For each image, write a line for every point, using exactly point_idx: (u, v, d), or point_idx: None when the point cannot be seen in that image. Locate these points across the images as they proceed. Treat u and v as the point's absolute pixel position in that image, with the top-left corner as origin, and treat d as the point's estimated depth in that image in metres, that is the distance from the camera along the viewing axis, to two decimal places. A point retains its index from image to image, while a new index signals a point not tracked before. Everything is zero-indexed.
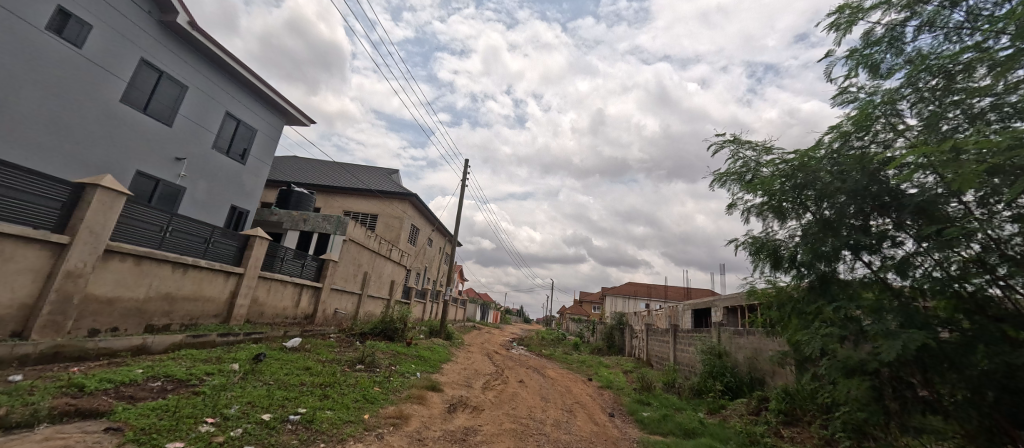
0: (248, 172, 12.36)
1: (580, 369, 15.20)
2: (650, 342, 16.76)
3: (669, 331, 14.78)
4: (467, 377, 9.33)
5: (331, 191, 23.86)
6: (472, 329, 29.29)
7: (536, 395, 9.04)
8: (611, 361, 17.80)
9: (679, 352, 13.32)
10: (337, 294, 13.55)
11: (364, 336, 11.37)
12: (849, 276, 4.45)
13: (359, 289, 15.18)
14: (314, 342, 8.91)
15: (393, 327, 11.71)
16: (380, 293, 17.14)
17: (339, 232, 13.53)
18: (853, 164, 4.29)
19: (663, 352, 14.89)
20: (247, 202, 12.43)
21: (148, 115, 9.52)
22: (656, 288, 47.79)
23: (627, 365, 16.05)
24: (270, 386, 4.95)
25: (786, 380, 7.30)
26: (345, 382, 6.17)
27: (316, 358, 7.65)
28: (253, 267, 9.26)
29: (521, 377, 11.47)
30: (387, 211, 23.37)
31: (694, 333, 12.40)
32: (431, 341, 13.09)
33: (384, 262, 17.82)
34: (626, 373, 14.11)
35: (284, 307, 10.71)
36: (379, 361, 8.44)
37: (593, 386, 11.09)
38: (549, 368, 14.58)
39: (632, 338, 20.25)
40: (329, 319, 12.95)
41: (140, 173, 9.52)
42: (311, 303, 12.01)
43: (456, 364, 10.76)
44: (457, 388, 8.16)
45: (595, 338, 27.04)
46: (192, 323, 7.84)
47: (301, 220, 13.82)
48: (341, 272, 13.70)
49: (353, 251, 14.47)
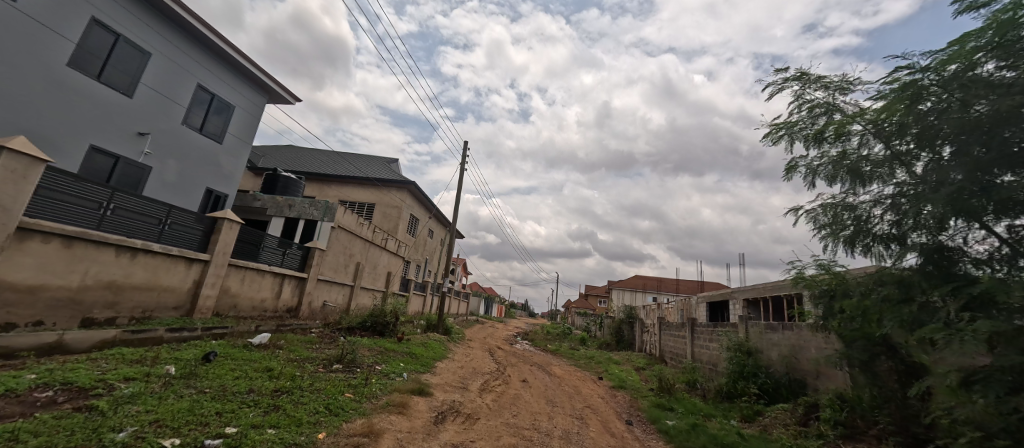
0: (226, 152, 11.29)
1: (588, 366, 14.14)
2: (664, 337, 15.65)
3: (685, 325, 13.64)
4: (464, 378, 8.27)
5: (326, 180, 22.84)
6: (475, 323, 28.32)
7: (542, 399, 7.95)
8: (621, 357, 16.74)
9: (698, 349, 12.18)
10: (325, 286, 12.52)
11: (352, 331, 10.34)
12: (966, 251, 3.39)
13: (351, 281, 14.15)
14: (289, 339, 7.86)
15: (384, 322, 10.65)
16: (374, 285, 16.11)
17: (327, 218, 12.46)
18: (971, 98, 3.17)
19: (679, 349, 13.77)
20: (226, 185, 11.36)
21: (104, 84, 8.46)
22: (664, 281, 46.55)
23: (638, 362, 14.96)
24: (202, 396, 3.92)
25: (839, 384, 6.14)
26: (310, 387, 5.11)
27: (285, 357, 6.60)
28: (222, 253, 8.18)
29: (525, 376, 10.38)
30: (384, 200, 22.31)
31: (715, 328, 11.26)
32: (428, 336, 12.05)
33: (380, 252, 16.77)
34: (639, 371, 13.05)
35: (261, 300, 9.66)
36: (362, 360, 7.41)
37: (605, 386, 10.01)
38: (556, 365, 13.49)
39: (643, 333, 19.14)
40: (316, 312, 11.93)
41: (96, 149, 8.48)
42: (294, 295, 10.97)
43: (453, 361, 9.71)
44: (451, 390, 7.11)
45: (603, 333, 25.96)
46: (144, 316, 6.78)
47: (286, 206, 12.77)
48: (329, 262, 12.66)
49: (343, 241, 13.42)
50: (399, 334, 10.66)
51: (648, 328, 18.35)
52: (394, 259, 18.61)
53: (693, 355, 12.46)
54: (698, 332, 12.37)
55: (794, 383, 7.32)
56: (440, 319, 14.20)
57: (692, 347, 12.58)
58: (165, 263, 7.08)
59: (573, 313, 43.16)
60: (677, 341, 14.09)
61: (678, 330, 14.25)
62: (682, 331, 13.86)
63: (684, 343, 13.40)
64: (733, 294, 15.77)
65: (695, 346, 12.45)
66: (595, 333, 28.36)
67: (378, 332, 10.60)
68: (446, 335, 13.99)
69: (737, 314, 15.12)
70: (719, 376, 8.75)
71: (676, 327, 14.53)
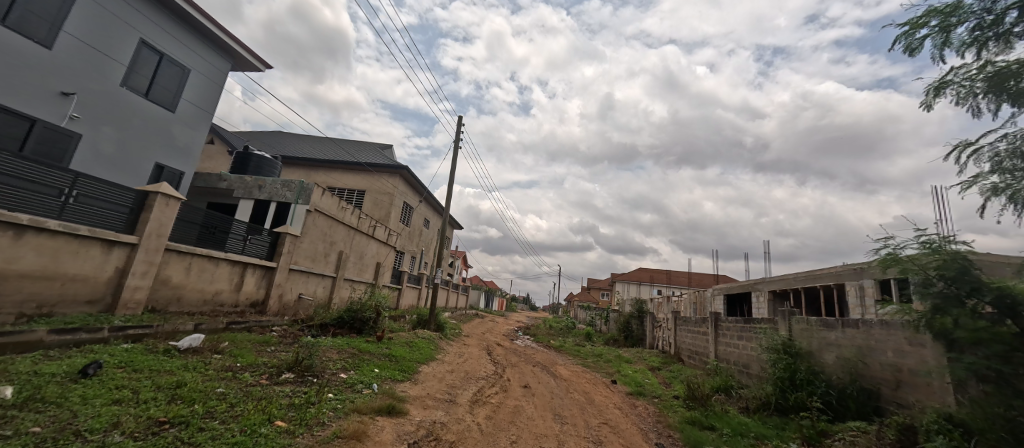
0: (180, 122, 9.76)
1: (597, 366, 12.70)
2: (680, 334, 14.18)
3: (706, 321, 12.13)
4: (454, 387, 6.78)
5: (313, 165, 21.28)
6: (473, 317, 26.93)
7: (548, 413, 6.49)
8: (632, 355, 15.27)
9: (724, 348, 10.71)
10: (301, 277, 11.02)
11: (326, 329, 8.88)
12: None
13: (333, 272, 12.67)
14: (235, 340, 6.39)
15: (363, 318, 9.17)
16: (361, 277, 14.64)
17: (303, 201, 10.96)
18: None
19: (699, 347, 12.32)
20: (180, 161, 9.84)
21: (12, 29, 6.96)
22: (670, 273, 45.10)
23: (652, 361, 13.51)
24: (8, 444, 2.48)
25: (944, 403, 4.64)
26: (222, 413, 3.64)
27: (217, 366, 5.14)
28: (156, 235, 6.70)
29: (527, 381, 8.92)
30: (376, 187, 20.76)
31: (747, 324, 9.76)
32: (415, 334, 10.58)
33: (367, 241, 15.26)
34: (655, 372, 11.59)
35: (216, 291, 8.17)
36: (323, 368, 5.95)
37: (621, 392, 8.55)
38: (561, 366, 12.06)
39: (654, 328, 17.69)
40: (289, 307, 10.44)
41: (4, 108, 7.01)
42: (261, 287, 9.46)
43: (443, 365, 8.24)
44: (434, 406, 5.61)
45: (609, 328, 24.51)
46: (41, 312, 5.34)
47: (256, 187, 11.22)
48: (305, 251, 11.15)
49: (322, 226, 11.90)
50: (381, 332, 9.19)
51: (660, 323, 16.93)
52: (384, 249, 17.11)
53: (718, 354, 11.00)
54: (724, 328, 10.89)
55: (863, 394, 5.86)
56: (433, 314, 12.75)
57: (717, 346, 11.11)
58: (71, 246, 5.60)
59: (576, 306, 41.73)
60: (696, 338, 12.63)
61: (696, 326, 12.79)
62: (701, 327, 12.45)
63: (705, 340, 11.93)
64: (755, 285, 14.39)
65: (720, 344, 10.97)
66: (600, 327, 26.89)
67: (356, 330, 9.13)
68: (438, 332, 12.54)
69: (762, 307, 13.72)
70: (761, 383, 7.29)
71: (694, 321, 13.07)
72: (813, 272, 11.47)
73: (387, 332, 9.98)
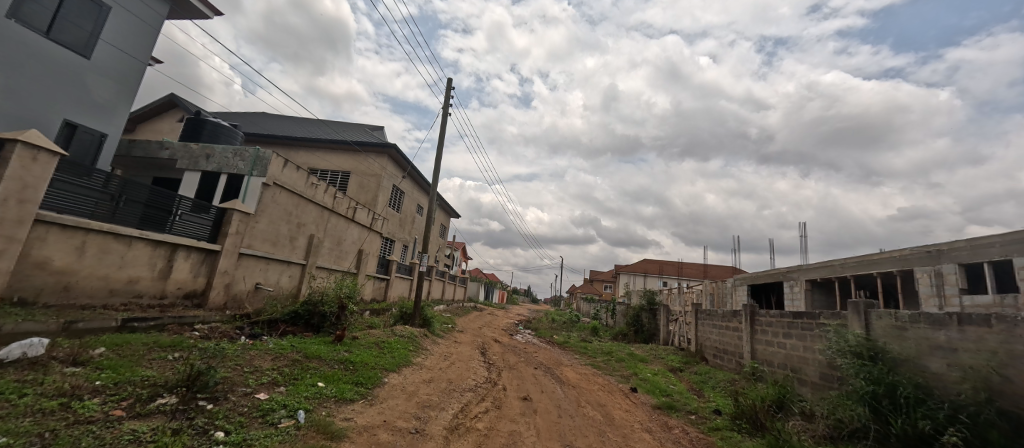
0: (98, 72, 8.04)
1: (609, 366, 10.99)
2: (702, 329, 12.42)
3: (737, 315, 10.36)
4: (426, 407, 4.93)
5: (293, 144, 19.43)
6: (470, 311, 25.25)
7: (556, 443, 4.68)
8: (646, 352, 13.56)
9: (764, 348, 8.94)
10: (258, 263, 9.21)
11: (276, 327, 7.09)
12: None
13: (302, 259, 10.86)
14: (119, 345, 4.61)
15: (323, 312, 7.38)
16: (339, 265, 12.85)
17: (258, 172, 9.15)
18: None
19: (728, 345, 10.57)
20: (99, 121, 8.18)
21: None
22: (678, 264, 43.32)
23: (672, 361, 11.79)
24: None
25: None
26: None
27: (48, 388, 3.34)
28: (23, 201, 4.94)
29: (527, 391, 7.10)
30: (362, 167, 18.93)
31: (797, 319, 7.96)
32: (392, 332, 8.76)
33: (347, 225, 13.45)
34: (679, 376, 9.86)
35: (128, 280, 6.39)
36: (233, 386, 4.14)
37: (645, 406, 6.84)
38: (568, 367, 10.36)
39: (669, 322, 15.93)
40: (239, 299, 8.63)
41: None
42: (198, 276, 7.66)
43: (421, 372, 6.48)
44: (388, 443, 3.78)
45: (616, 321, 22.84)
46: None
47: (203, 157, 9.37)
48: (263, 232, 9.33)
49: (285, 203, 10.08)
50: (346, 330, 7.39)
51: (676, 317, 15.16)
52: (368, 235, 15.32)
53: (755, 355, 9.23)
54: (763, 324, 9.10)
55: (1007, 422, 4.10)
56: (418, 308, 10.95)
57: (754, 344, 9.34)
58: None
59: (579, 298, 39.99)
60: (723, 335, 10.88)
61: (724, 320, 11.02)
62: (730, 321, 10.70)
63: (737, 337, 10.16)
64: (789, 273, 12.64)
65: (758, 344, 9.19)
66: (606, 321, 25.15)
67: (315, 329, 7.33)
68: (425, 328, 10.76)
69: (797, 299, 11.93)
70: (836, 400, 5.52)
71: (720, 314, 11.31)
72: (868, 257, 9.70)
73: (357, 330, 8.19)
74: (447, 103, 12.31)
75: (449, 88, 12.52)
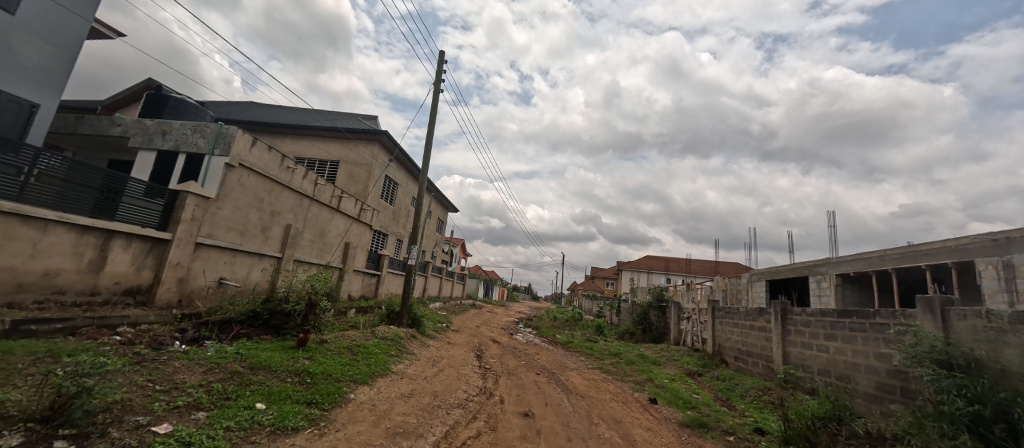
0: (25, 32, 7.16)
1: (619, 370, 9.91)
2: (719, 329, 11.31)
3: (763, 313, 9.25)
4: (398, 435, 3.77)
5: (279, 132, 18.31)
6: (469, 308, 24.18)
7: None
8: (657, 354, 12.47)
9: (800, 352, 7.81)
10: (221, 255, 8.08)
11: (229, 328, 5.93)
12: None
13: (276, 252, 9.73)
14: None
15: (286, 311, 6.24)
16: (321, 259, 11.69)
17: (220, 151, 8.01)
18: None
19: (753, 348, 9.45)
20: (28, 88, 7.31)
21: None
22: (682, 261, 42.17)
23: (688, 364, 10.71)
24: None
25: None
26: None
27: None
28: None
29: (529, 405, 6.00)
30: (351, 156, 17.77)
31: (842, 318, 6.90)
32: (373, 333, 7.59)
33: (331, 216, 12.30)
34: (699, 382, 8.76)
35: (43, 273, 5.29)
36: (120, 417, 3.00)
37: (671, 423, 5.73)
38: (573, 371, 9.25)
39: (681, 320, 14.81)
40: (198, 296, 7.48)
41: None
42: (142, 269, 6.53)
43: (400, 384, 5.32)
44: None
45: (621, 319, 21.75)
46: None
47: (159, 133, 8.24)
48: (228, 220, 8.19)
49: (256, 188, 8.95)
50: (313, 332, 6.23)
51: (689, 315, 14.05)
52: (356, 227, 14.18)
53: (788, 359, 8.12)
54: (798, 324, 7.97)
55: None
56: (406, 305, 9.81)
57: (786, 346, 8.22)
58: None
59: (581, 295, 38.87)
60: (746, 336, 9.78)
61: (747, 320, 9.90)
62: (754, 320, 9.58)
63: (764, 339, 9.04)
64: (815, 268, 11.61)
65: (792, 346, 8.06)
66: (610, 319, 24.07)
67: (276, 332, 6.16)
68: (413, 329, 9.62)
69: (826, 295, 11.00)
70: (917, 422, 4.45)
71: (741, 313, 10.18)
72: (915, 248, 8.72)
73: (329, 332, 7.03)
74: (439, 78, 11.12)
75: (442, 63, 11.37)
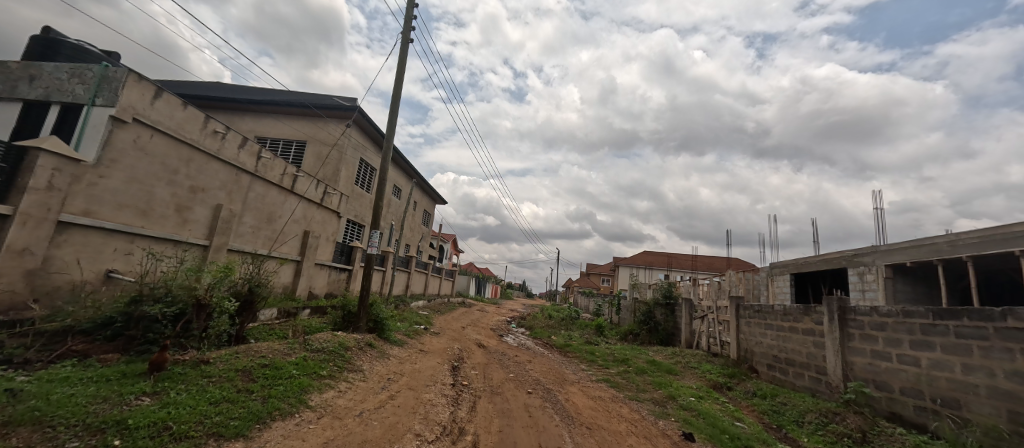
0: None
1: (630, 383, 8.03)
2: (746, 331, 9.48)
3: (810, 311, 7.41)
4: None
5: (239, 109, 16.21)
6: (458, 308, 22.24)
7: None
8: (671, 360, 10.61)
9: (870, 363, 5.98)
10: (107, 240, 6.09)
11: (63, 342, 3.96)
12: None
13: (198, 239, 7.70)
14: None
15: (155, 315, 4.27)
16: (264, 247, 9.54)
17: (103, 100, 6.02)
18: None
19: (795, 356, 7.64)
20: None
21: None
22: (683, 257, 40.44)
23: (711, 373, 8.88)
24: None
25: None
26: None
27: None
28: None
29: None
30: (320, 135, 15.70)
31: (941, 321, 5.10)
32: (306, 342, 5.58)
33: (284, 198, 10.24)
34: (734, 402, 6.89)
35: None
36: None
37: None
38: (575, 387, 7.33)
39: (693, 320, 13.01)
40: (63, 295, 5.48)
41: None
42: None
43: (310, 432, 3.35)
44: None
45: (623, 318, 19.93)
46: None
47: (25, 79, 6.27)
48: (117, 194, 6.19)
49: (167, 155, 6.94)
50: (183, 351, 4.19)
51: (704, 314, 12.22)
52: (320, 214, 12.14)
53: (851, 373, 6.28)
54: (864, 327, 6.14)
55: None
56: (365, 305, 7.81)
57: (846, 356, 6.38)
58: None
59: (578, 293, 37.11)
60: (786, 341, 7.93)
61: (784, 321, 8.09)
62: (795, 322, 7.76)
63: (812, 344, 7.22)
64: (856, 258, 9.88)
65: (856, 355, 6.23)
66: (610, 318, 22.23)
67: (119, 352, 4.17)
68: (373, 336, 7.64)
69: (873, 290, 9.27)
70: None
71: (776, 313, 8.36)
72: (1001, 231, 7.01)
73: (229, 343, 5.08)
74: (407, 27, 9.15)
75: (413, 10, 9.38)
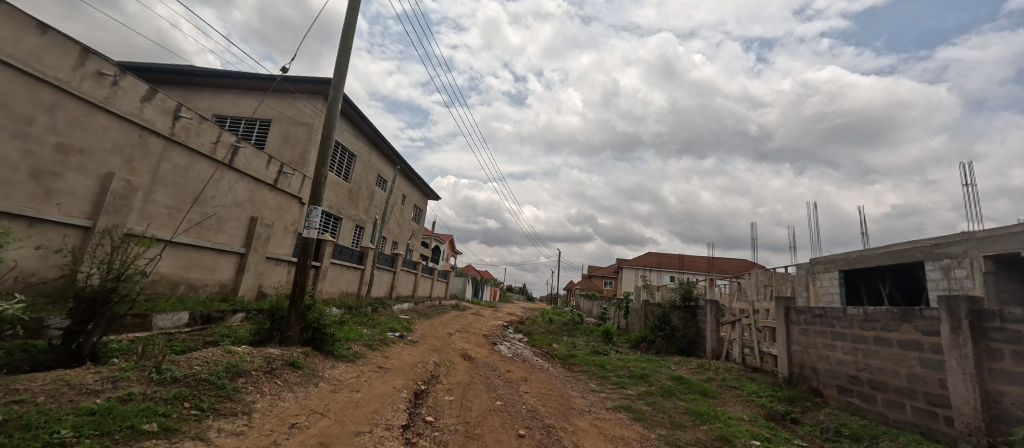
0: None
1: (659, 412, 5.96)
2: (802, 342, 7.40)
3: (908, 317, 5.37)
4: None
5: (195, 84, 14.25)
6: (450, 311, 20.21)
7: None
8: (701, 377, 8.55)
9: None
10: None
11: None
12: None
13: (75, 217, 5.65)
14: None
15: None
16: (174, 230, 7.23)
17: None
18: None
19: (888, 378, 5.56)
20: None
21: None
22: (689, 258, 38.40)
23: (762, 397, 6.80)
24: None
25: None
26: None
27: None
28: None
29: None
30: (286, 113, 13.69)
31: None
32: (159, 365, 3.48)
33: (218, 174, 8.16)
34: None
35: None
36: None
37: None
38: (585, 422, 5.24)
39: (721, 326, 10.94)
40: None
41: None
42: None
43: None
44: None
45: (631, 323, 17.83)
46: None
47: None
48: None
49: (12, 96, 4.95)
50: None
51: (736, 319, 10.14)
52: (275, 198, 10.08)
53: (999, 409, 4.24)
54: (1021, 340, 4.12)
55: None
56: (298, 308, 5.72)
57: (986, 383, 4.34)
58: None
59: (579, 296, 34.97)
60: (870, 357, 5.87)
61: (864, 329, 6.03)
62: (885, 331, 5.70)
63: (917, 363, 5.17)
64: (938, 250, 7.83)
65: (1008, 382, 4.18)
66: (616, 322, 20.18)
67: None
68: (308, 350, 5.58)
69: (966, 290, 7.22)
70: None
71: (850, 319, 6.30)
72: None
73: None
74: None
75: None
